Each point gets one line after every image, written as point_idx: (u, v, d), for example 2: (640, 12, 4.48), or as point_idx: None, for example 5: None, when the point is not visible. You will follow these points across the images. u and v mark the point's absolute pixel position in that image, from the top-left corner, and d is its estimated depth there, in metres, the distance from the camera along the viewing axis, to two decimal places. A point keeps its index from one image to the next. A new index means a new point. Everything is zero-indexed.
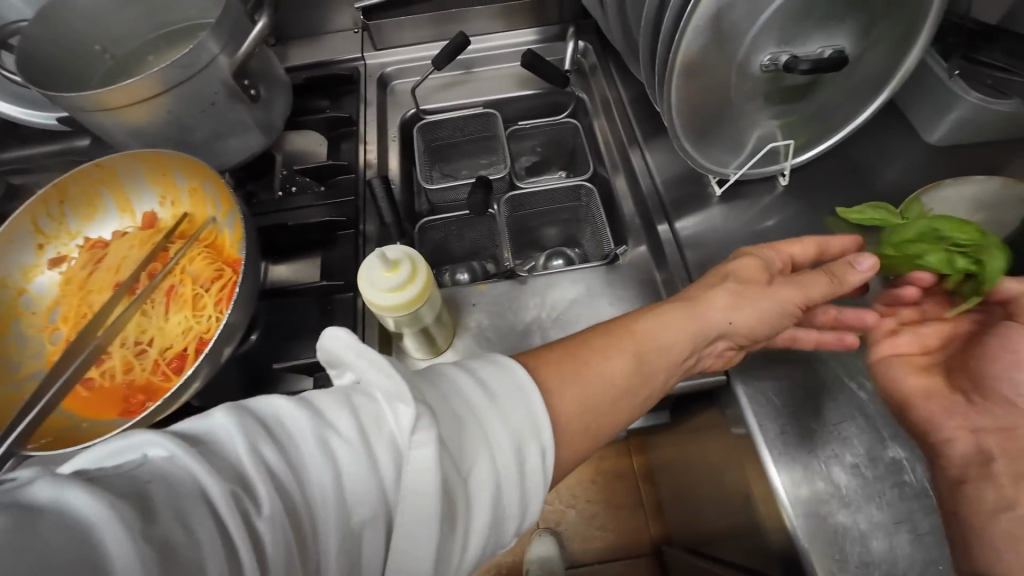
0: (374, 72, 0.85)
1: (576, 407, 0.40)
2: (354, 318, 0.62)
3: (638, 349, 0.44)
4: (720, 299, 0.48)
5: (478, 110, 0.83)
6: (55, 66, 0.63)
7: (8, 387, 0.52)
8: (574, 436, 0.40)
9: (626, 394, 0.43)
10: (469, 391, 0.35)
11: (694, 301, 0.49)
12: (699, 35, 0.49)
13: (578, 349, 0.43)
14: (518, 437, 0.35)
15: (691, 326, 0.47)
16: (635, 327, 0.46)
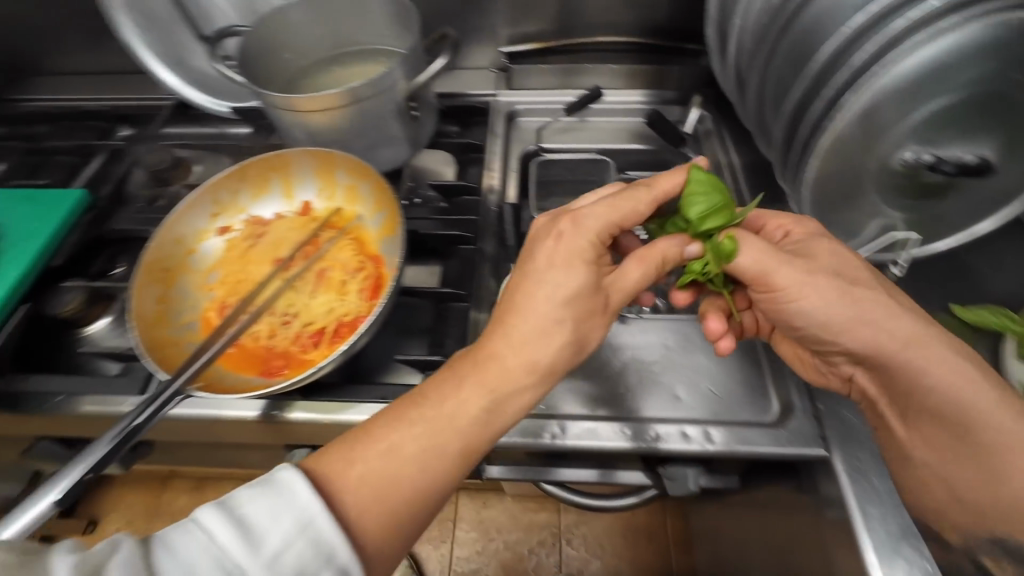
0: (504, 107, 0.93)
1: (371, 507, 0.40)
2: (466, 327, 0.66)
3: (432, 434, 0.44)
4: (544, 346, 0.48)
5: (594, 156, 0.89)
6: (258, 65, 0.73)
7: (171, 332, 0.59)
8: (368, 521, 0.40)
9: (441, 474, 0.43)
10: (224, 542, 0.35)
11: (523, 360, 0.48)
12: (850, 126, 0.52)
13: (446, 379, 0.47)
14: (298, 569, 0.35)
15: (482, 385, 0.46)
16: (416, 404, 0.45)
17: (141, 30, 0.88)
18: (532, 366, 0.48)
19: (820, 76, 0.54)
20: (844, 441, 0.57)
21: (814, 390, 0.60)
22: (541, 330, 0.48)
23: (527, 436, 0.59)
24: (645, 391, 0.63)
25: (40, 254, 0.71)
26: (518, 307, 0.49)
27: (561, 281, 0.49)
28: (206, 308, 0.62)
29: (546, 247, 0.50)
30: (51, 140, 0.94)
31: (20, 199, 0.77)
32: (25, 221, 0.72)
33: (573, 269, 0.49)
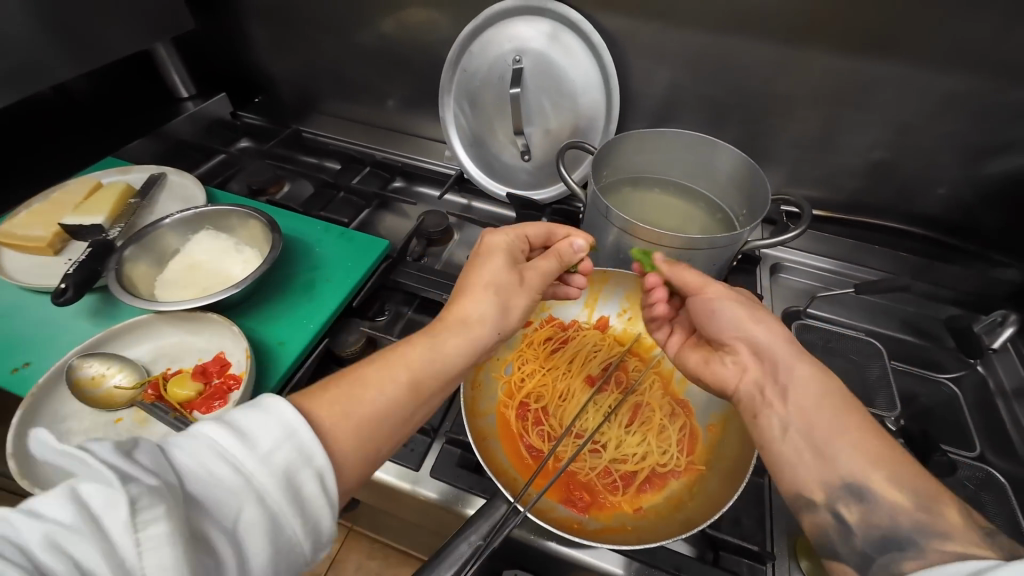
0: (769, 259, 0.92)
1: (347, 433, 0.42)
2: (760, 505, 0.58)
3: (393, 372, 0.47)
4: (480, 304, 0.54)
5: (864, 335, 0.83)
6: (595, 167, 0.75)
7: (479, 421, 0.58)
8: (346, 458, 0.41)
9: (398, 406, 0.46)
10: (225, 444, 0.35)
11: (465, 318, 0.54)
12: None
13: (410, 336, 0.52)
14: (285, 469, 0.36)
15: (436, 340, 0.51)
16: (437, 330, 0.52)
17: (460, 111, 0.97)
18: (468, 322, 0.54)
19: None
20: None
21: None
22: (468, 295, 0.55)
23: None
24: None
25: (347, 294, 0.78)
26: (473, 283, 0.56)
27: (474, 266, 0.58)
28: (505, 404, 0.62)
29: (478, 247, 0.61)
30: (347, 180, 1.03)
31: (329, 229, 0.86)
32: (343, 260, 0.81)
33: (518, 271, 0.57)
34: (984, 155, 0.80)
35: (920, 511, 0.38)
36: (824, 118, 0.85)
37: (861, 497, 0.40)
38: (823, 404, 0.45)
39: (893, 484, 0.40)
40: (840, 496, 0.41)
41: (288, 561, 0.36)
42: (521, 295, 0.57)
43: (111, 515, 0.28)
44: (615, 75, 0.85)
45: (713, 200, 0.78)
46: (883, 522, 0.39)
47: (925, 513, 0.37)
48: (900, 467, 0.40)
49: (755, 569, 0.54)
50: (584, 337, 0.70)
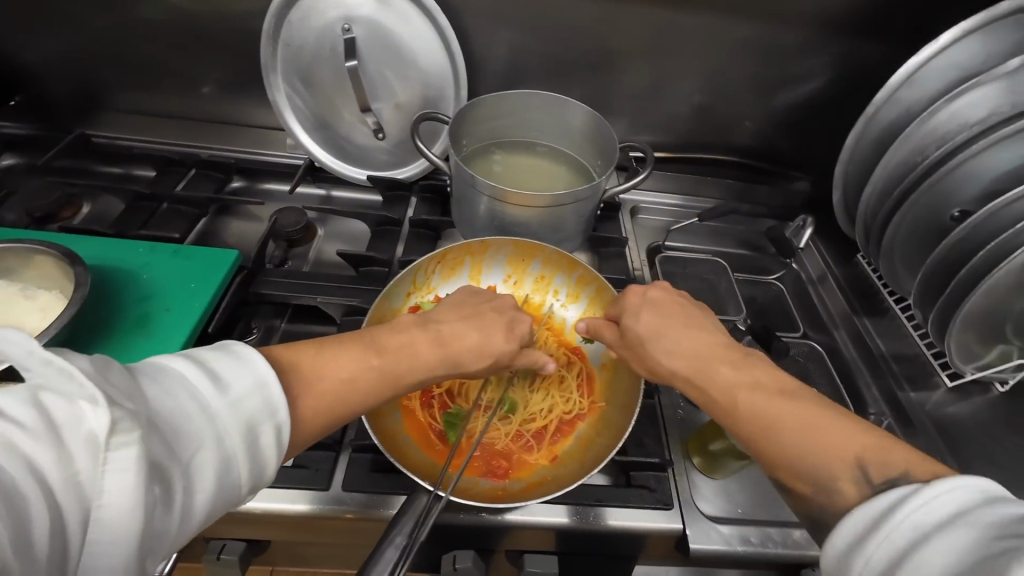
0: (627, 204, 1.01)
1: (318, 406, 0.41)
2: (657, 423, 0.66)
3: (386, 362, 0.46)
4: (455, 337, 0.51)
5: (709, 257, 0.97)
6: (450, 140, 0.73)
7: (385, 421, 0.55)
8: (305, 429, 0.41)
9: (369, 396, 0.44)
10: (196, 382, 0.35)
11: (444, 336, 0.51)
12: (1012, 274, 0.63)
13: (407, 337, 0.49)
14: (247, 417, 0.36)
15: (434, 352, 0.49)
16: (456, 332, 0.52)
17: (294, 92, 0.87)
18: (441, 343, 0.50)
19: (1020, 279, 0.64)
20: None
21: None
22: (474, 336, 0.52)
23: (743, 544, 0.59)
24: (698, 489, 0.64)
25: (199, 320, 0.67)
26: (483, 318, 0.55)
27: (495, 321, 0.55)
28: (408, 397, 0.59)
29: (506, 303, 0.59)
30: (168, 188, 0.87)
31: (160, 249, 0.72)
32: (183, 281, 0.69)
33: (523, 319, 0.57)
34: (773, 91, 0.95)
35: (827, 495, 0.39)
36: (650, 69, 0.93)
37: (793, 490, 0.42)
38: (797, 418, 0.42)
39: (801, 476, 0.40)
40: (781, 489, 0.43)
41: (225, 502, 0.36)
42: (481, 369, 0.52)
43: (79, 428, 0.28)
44: (454, 40, 0.82)
45: (570, 156, 0.82)
46: (817, 512, 0.40)
47: (830, 496, 0.38)
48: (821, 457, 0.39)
49: (662, 479, 0.60)
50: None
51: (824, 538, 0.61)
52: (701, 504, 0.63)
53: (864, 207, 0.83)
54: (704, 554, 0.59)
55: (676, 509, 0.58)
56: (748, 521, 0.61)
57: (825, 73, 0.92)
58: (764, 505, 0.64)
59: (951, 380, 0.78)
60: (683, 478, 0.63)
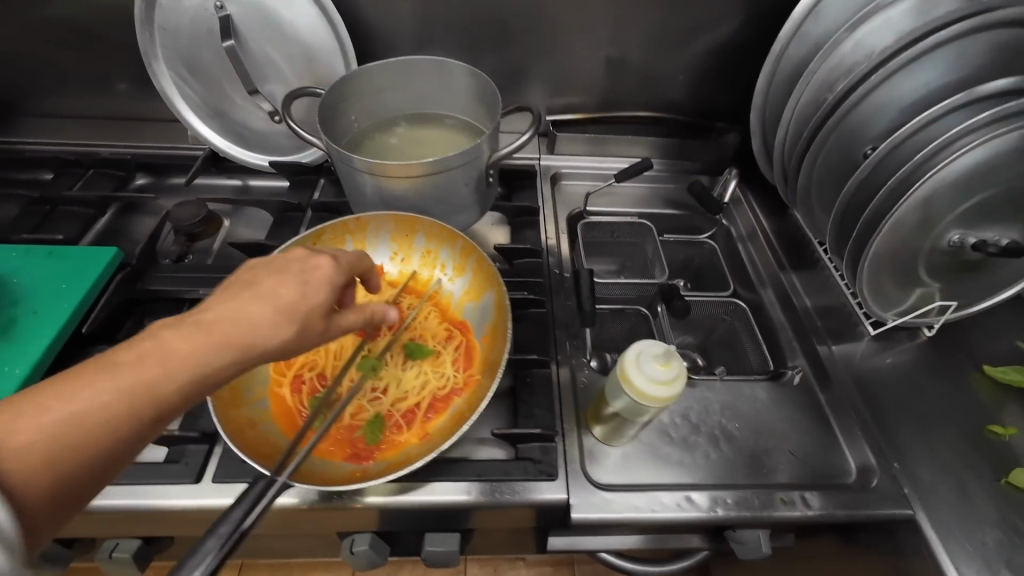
0: (548, 171, 0.97)
1: (47, 462, 0.33)
2: (551, 393, 0.64)
3: (123, 379, 0.36)
4: (236, 321, 0.42)
5: (634, 219, 0.94)
6: (327, 116, 0.70)
7: (245, 410, 0.54)
8: (36, 485, 0.33)
9: (112, 428, 0.36)
10: None
11: (215, 321, 0.42)
12: (913, 210, 0.59)
13: (151, 336, 0.39)
14: None
15: (196, 344, 0.40)
16: (218, 312, 0.43)
17: (180, 79, 0.84)
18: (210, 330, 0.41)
19: (923, 214, 0.60)
20: (924, 494, 0.59)
21: (886, 448, 0.63)
22: (259, 310, 0.44)
23: (629, 509, 0.58)
24: (595, 458, 0.62)
25: (71, 319, 0.66)
26: (259, 289, 0.45)
27: (281, 286, 0.45)
28: (278, 385, 0.58)
29: (302, 264, 0.48)
30: (63, 191, 0.85)
31: (43, 253, 0.71)
32: (51, 283, 0.67)
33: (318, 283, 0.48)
34: (688, 37, 0.90)
35: None
36: (556, 24, 0.88)
37: None
38: None
39: None
40: None
41: None
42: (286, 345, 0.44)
43: None
44: (331, 9, 0.76)
45: (464, 122, 0.78)
46: None
47: None
48: None
49: (548, 449, 0.59)
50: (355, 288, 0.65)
51: (716, 498, 0.59)
52: (596, 474, 0.61)
53: (780, 153, 0.79)
54: (596, 523, 0.58)
55: (560, 480, 0.57)
56: (640, 488, 0.60)
57: (741, 14, 0.86)
58: (661, 469, 0.62)
59: (875, 329, 0.74)
60: (574, 447, 0.61)
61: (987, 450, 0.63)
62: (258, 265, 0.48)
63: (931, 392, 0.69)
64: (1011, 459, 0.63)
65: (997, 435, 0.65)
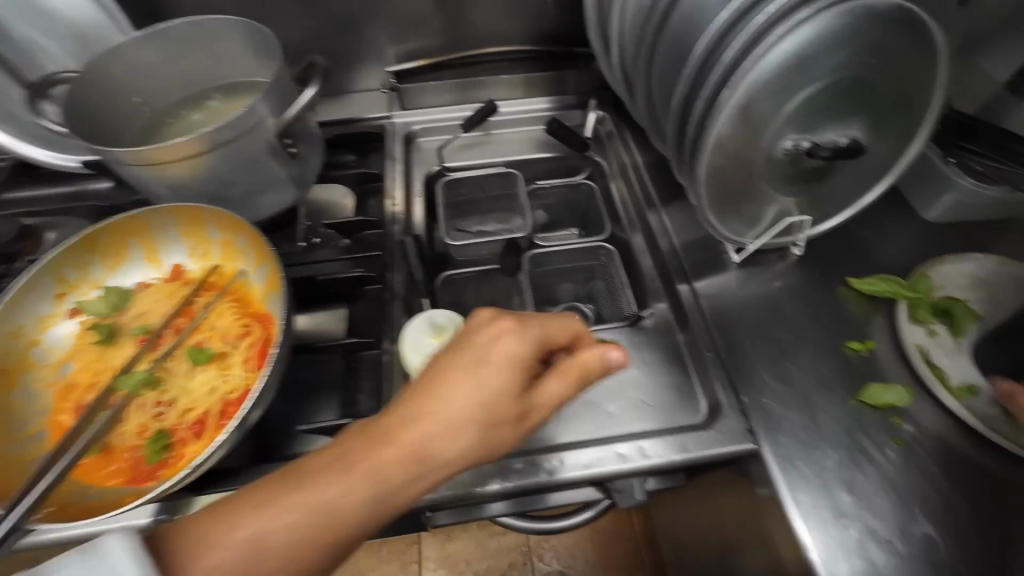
0: (400, 130, 0.89)
1: None
2: (380, 375, 0.60)
3: None
4: (455, 444, 0.42)
5: (499, 170, 0.87)
6: (90, 103, 0.64)
7: (10, 448, 0.49)
8: None
9: None
10: None
11: (431, 442, 0.41)
12: (732, 120, 0.53)
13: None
14: None
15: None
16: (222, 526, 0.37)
17: None
18: (423, 459, 0.41)
19: (745, 122, 0.53)
20: (771, 424, 0.56)
21: (737, 382, 0.60)
22: (365, 455, 0.40)
23: (458, 487, 0.55)
24: None
25: None
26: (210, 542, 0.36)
27: (311, 496, 0.38)
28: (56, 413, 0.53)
29: (340, 456, 0.40)
30: None
31: None
32: None
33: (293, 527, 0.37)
34: None
35: None
36: None
37: None
38: None
39: None
40: None
41: None
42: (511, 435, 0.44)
43: None
44: None
45: (256, 86, 0.69)
46: None
47: None
48: None
49: None
50: (142, 292, 0.60)
51: (554, 461, 0.56)
52: None
53: (622, 72, 0.70)
54: (430, 505, 0.55)
55: None
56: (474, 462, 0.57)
57: None
58: None
59: (738, 255, 0.69)
60: None
61: (846, 369, 0.60)
62: (448, 358, 0.45)
63: (794, 314, 0.65)
64: (869, 375, 0.60)
65: (856, 351, 0.61)
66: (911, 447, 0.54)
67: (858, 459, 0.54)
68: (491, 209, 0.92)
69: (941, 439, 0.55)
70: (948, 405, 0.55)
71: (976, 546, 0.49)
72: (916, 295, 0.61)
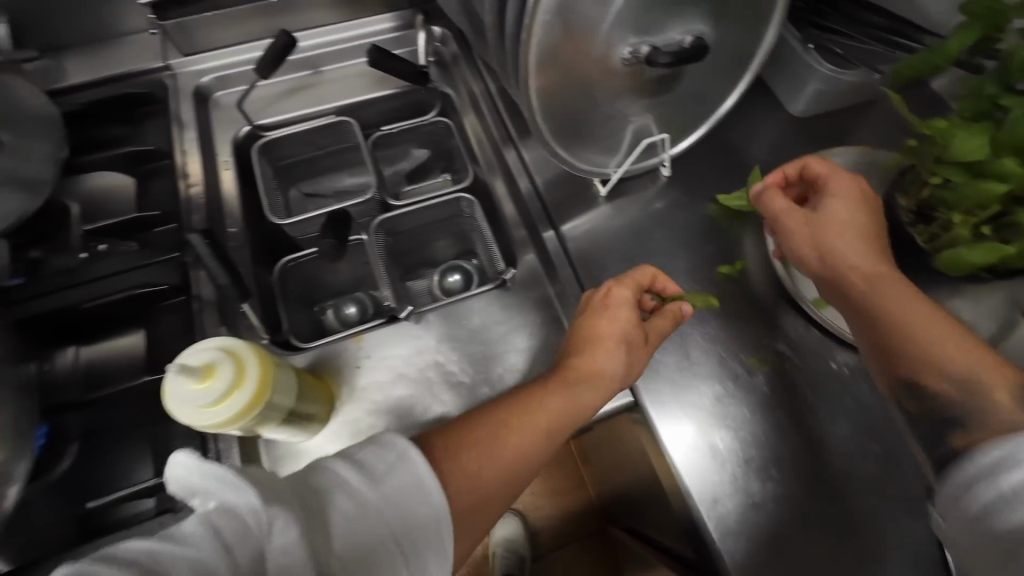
0: (187, 85, 0.69)
1: None
2: None
3: None
4: (614, 359, 0.46)
5: (328, 120, 0.71)
6: None
7: None
8: None
9: None
10: None
11: (595, 368, 0.46)
12: (550, 29, 0.42)
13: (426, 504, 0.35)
14: None
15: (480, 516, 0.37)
16: (494, 437, 0.39)
17: None
18: (601, 375, 0.46)
19: (567, 29, 0.43)
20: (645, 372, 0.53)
21: None
22: (558, 386, 0.44)
23: None
24: (284, 462, 0.51)
25: None
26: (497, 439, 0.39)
27: (506, 449, 0.39)
28: None
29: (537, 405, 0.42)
30: None
31: None
32: None
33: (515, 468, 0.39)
34: None
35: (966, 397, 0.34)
36: None
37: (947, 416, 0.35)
38: (869, 273, 0.42)
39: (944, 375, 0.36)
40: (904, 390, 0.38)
41: None
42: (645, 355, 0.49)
43: None
44: None
45: None
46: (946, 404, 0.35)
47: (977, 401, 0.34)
48: (958, 371, 0.35)
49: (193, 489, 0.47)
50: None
51: None
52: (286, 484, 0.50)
53: None
54: None
55: None
56: None
57: None
58: None
59: (604, 187, 0.62)
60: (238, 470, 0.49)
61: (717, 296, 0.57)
62: (583, 316, 0.51)
63: (664, 242, 0.61)
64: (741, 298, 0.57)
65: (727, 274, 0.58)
66: (779, 365, 0.53)
67: (730, 389, 0.52)
68: (336, 167, 0.77)
69: (808, 350, 0.54)
70: (813, 316, 0.54)
71: (841, 450, 0.50)
72: None
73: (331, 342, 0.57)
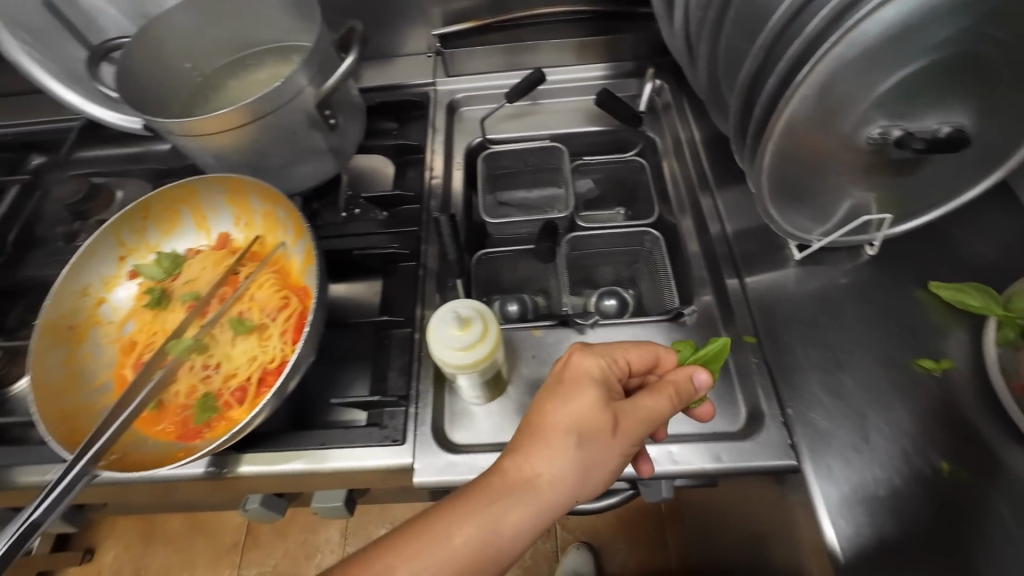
0: (444, 98, 0.85)
1: None
2: (410, 355, 0.61)
3: None
4: (560, 457, 0.45)
5: (544, 143, 0.82)
6: (145, 87, 0.63)
7: (83, 397, 0.54)
8: None
9: None
10: None
11: (525, 475, 0.45)
12: (808, 102, 0.46)
13: None
14: None
15: None
16: (403, 558, 0.41)
17: (25, 46, 0.77)
18: (535, 478, 0.44)
19: (825, 103, 0.46)
20: (816, 442, 0.52)
21: (782, 391, 0.55)
22: (460, 502, 0.43)
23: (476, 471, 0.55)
24: (455, 419, 0.60)
25: None
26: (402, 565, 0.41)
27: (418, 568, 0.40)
28: (121, 366, 0.57)
29: (449, 529, 0.42)
30: None
31: None
32: None
33: None
34: None
35: None
36: None
37: None
38: None
39: None
40: None
41: None
42: (613, 450, 0.47)
43: None
44: None
45: (289, 47, 0.68)
46: None
47: None
48: None
49: (395, 414, 0.57)
50: (193, 258, 0.62)
51: None
52: (458, 438, 0.59)
53: (683, 35, 0.63)
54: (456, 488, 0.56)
55: (405, 445, 0.56)
56: (495, 449, 0.57)
57: None
58: None
59: (800, 252, 0.62)
60: (426, 412, 0.58)
61: (911, 388, 0.54)
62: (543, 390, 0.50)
63: (857, 319, 0.59)
64: (942, 399, 0.53)
65: (927, 369, 0.54)
66: (982, 483, 0.48)
67: (912, 488, 0.49)
68: (533, 182, 0.88)
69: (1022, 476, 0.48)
70: None
71: None
72: (1009, 314, 0.51)
73: (514, 329, 0.66)
